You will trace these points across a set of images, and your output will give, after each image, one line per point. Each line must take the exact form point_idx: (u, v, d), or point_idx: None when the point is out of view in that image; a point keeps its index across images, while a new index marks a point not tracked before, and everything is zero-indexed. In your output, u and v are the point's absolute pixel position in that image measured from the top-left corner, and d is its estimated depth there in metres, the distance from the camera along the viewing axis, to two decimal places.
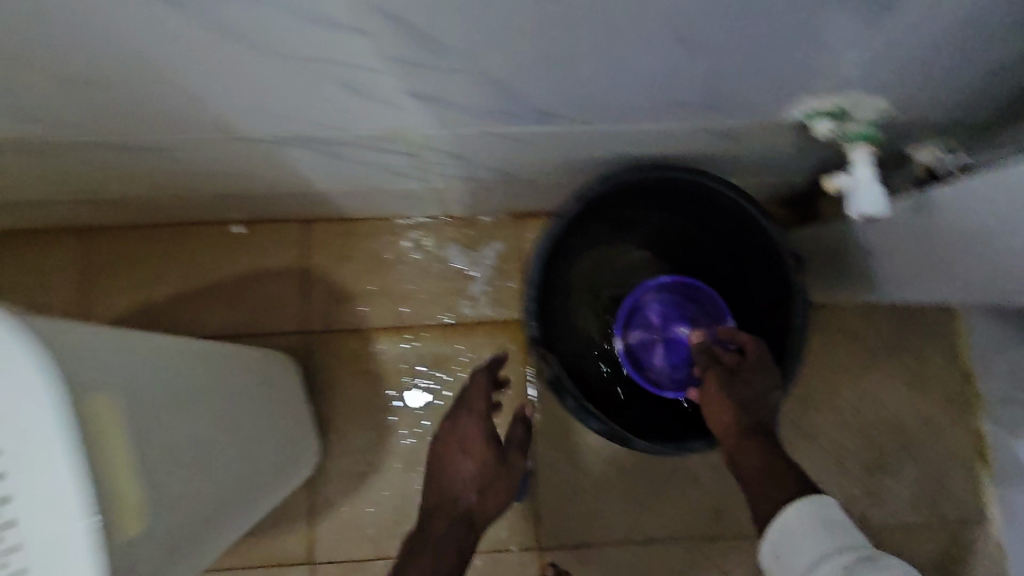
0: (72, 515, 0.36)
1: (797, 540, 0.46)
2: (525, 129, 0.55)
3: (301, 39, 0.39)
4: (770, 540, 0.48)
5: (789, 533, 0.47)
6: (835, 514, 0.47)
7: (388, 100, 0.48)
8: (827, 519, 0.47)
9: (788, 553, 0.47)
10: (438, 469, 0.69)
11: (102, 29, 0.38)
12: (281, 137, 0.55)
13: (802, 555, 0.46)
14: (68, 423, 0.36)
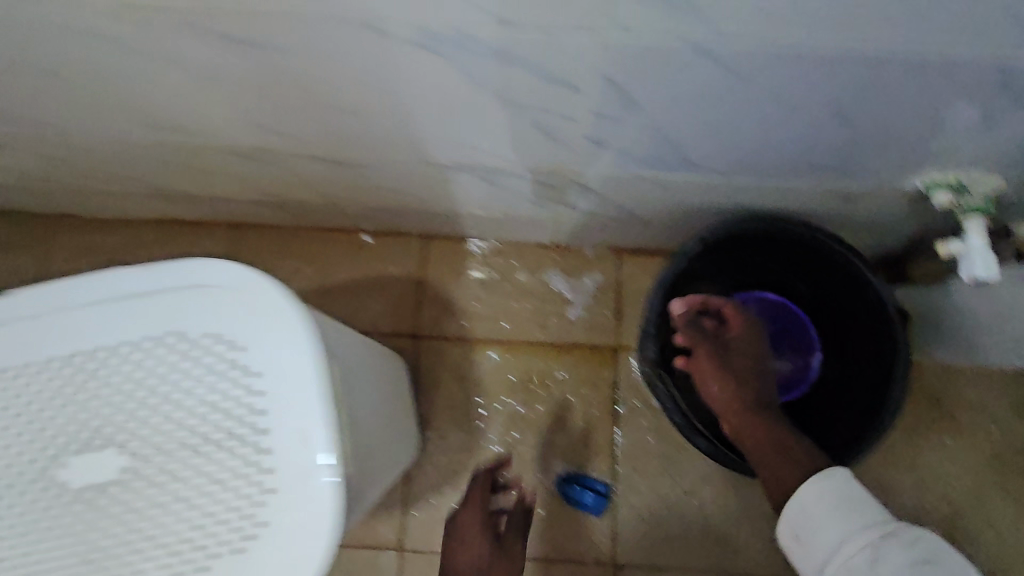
0: (316, 458, 0.45)
1: (816, 521, 0.53)
2: (670, 175, 0.64)
3: (525, 90, 0.49)
4: (790, 521, 0.55)
5: (806, 513, 0.54)
6: (844, 485, 0.53)
7: (567, 140, 0.57)
8: (839, 494, 0.53)
9: (808, 533, 0.53)
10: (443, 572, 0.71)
11: (376, 74, 0.49)
12: (460, 162, 0.66)
13: (823, 535, 0.52)
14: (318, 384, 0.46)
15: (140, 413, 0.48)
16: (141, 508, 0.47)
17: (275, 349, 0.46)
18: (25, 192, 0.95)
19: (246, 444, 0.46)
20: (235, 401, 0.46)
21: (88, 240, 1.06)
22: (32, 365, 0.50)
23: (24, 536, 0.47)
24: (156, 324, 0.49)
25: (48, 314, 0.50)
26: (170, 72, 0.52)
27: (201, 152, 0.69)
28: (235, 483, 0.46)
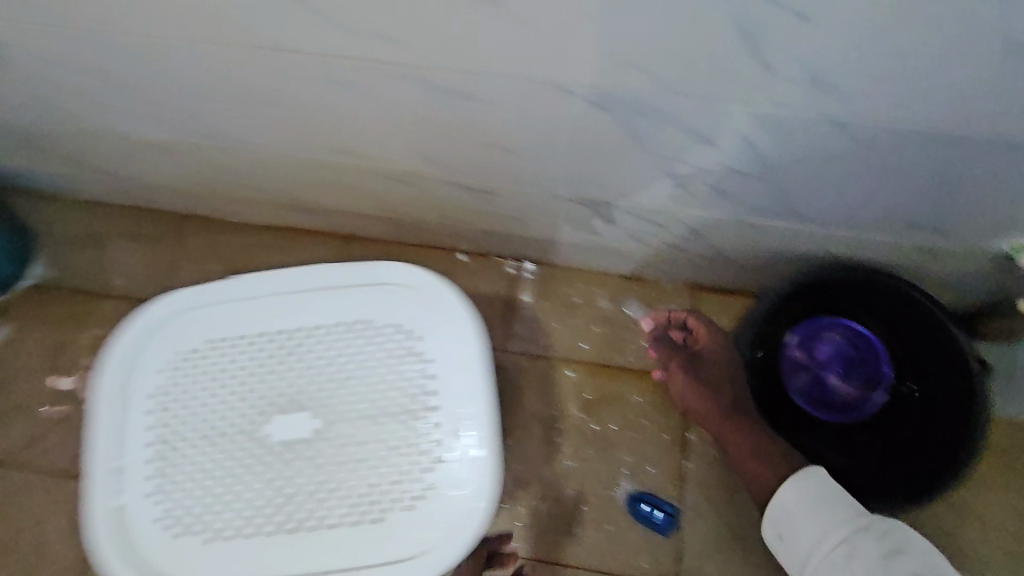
0: (479, 441, 0.55)
1: (796, 520, 0.64)
2: (772, 222, 0.72)
3: (665, 142, 0.58)
4: (774, 521, 0.66)
5: (786, 512, 0.66)
6: (818, 490, 0.65)
7: (688, 185, 0.66)
8: (813, 496, 0.65)
9: (790, 531, 0.65)
10: None
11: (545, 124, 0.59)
12: (583, 197, 0.75)
13: (801, 531, 0.63)
14: (485, 382, 0.56)
15: (328, 384, 0.56)
16: (324, 466, 0.54)
17: (455, 341, 0.57)
18: (176, 195, 1.09)
19: (424, 418, 0.55)
20: (416, 382, 0.56)
21: (216, 240, 1.20)
22: (235, 337, 0.58)
23: (213, 484, 0.54)
24: (349, 311, 0.58)
25: (251, 295, 0.59)
26: (367, 110, 0.63)
27: (356, 174, 0.81)
28: (412, 450, 0.54)
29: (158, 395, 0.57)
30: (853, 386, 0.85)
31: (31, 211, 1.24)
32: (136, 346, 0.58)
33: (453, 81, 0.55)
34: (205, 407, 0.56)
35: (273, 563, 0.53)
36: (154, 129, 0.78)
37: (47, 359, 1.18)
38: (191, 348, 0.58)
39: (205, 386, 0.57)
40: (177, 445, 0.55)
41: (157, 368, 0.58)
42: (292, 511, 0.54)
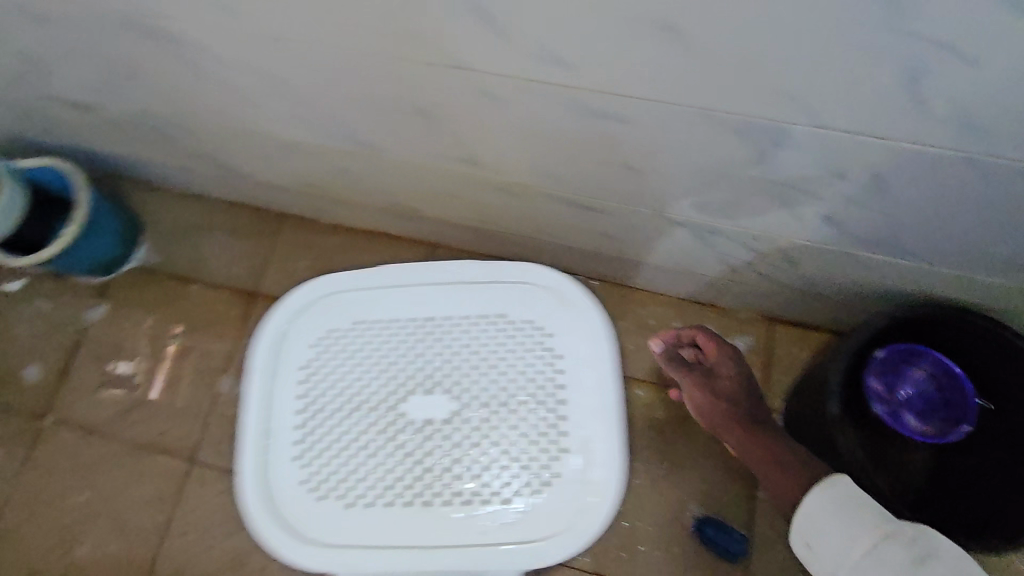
0: (613, 435, 0.59)
1: (822, 529, 0.63)
2: (877, 256, 0.75)
3: (794, 173, 0.62)
4: (801, 532, 0.66)
5: (811, 520, 0.65)
6: (843, 496, 0.64)
7: (803, 215, 0.70)
8: (838, 502, 0.64)
9: (817, 541, 0.64)
10: None
11: (682, 146, 0.63)
12: (691, 220, 0.79)
13: (829, 541, 0.62)
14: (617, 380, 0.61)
15: (464, 372, 0.60)
16: (458, 448, 0.58)
17: (583, 341, 0.62)
18: (283, 194, 1.17)
19: (552, 411, 0.59)
20: (545, 376, 0.60)
21: (309, 240, 1.28)
22: (377, 320, 0.63)
23: (355, 455, 0.58)
24: (485, 305, 0.63)
25: (394, 283, 0.64)
26: (509, 127, 0.68)
27: (471, 185, 0.86)
28: (540, 440, 0.58)
29: (306, 369, 0.61)
30: (927, 423, 0.85)
31: (142, 200, 1.33)
32: (285, 322, 0.63)
33: (605, 105, 0.60)
34: (349, 383, 0.60)
35: (407, 535, 0.57)
36: (293, 132, 0.85)
37: (144, 338, 1.25)
38: (336, 327, 0.63)
39: (348, 363, 0.61)
40: (323, 416, 0.60)
41: (308, 344, 0.62)
42: (426, 488, 0.58)
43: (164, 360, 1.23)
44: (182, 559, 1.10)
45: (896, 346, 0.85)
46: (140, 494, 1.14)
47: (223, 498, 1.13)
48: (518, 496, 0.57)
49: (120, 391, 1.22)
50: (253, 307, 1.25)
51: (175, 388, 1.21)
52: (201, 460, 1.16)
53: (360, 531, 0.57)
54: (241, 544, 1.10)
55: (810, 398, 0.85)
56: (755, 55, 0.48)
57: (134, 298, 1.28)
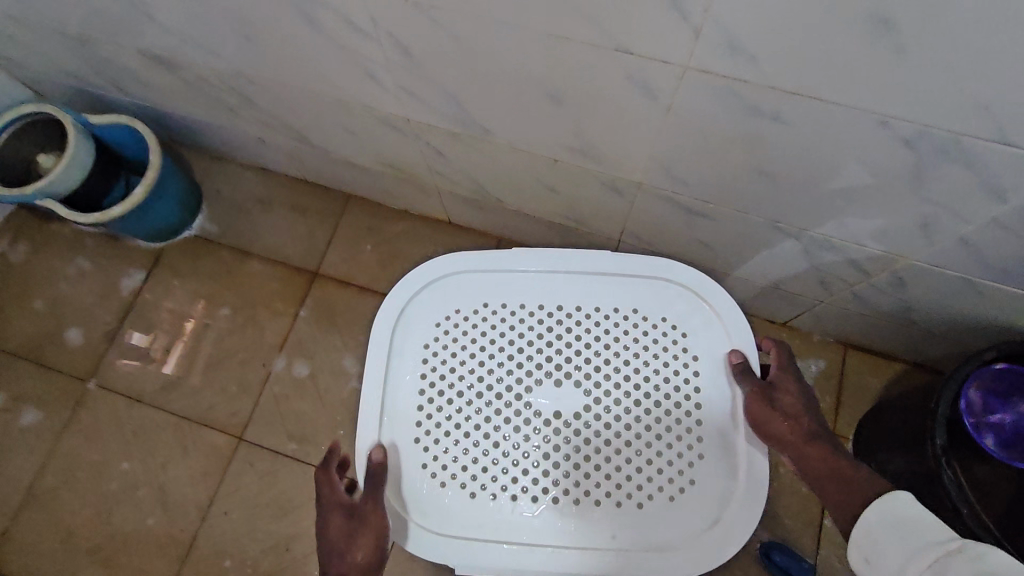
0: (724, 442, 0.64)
1: (882, 543, 0.53)
2: (1000, 286, 0.73)
3: (945, 187, 0.60)
4: (857, 546, 0.55)
5: (869, 533, 0.54)
6: (911, 509, 0.53)
7: (936, 235, 0.68)
8: (902, 514, 0.53)
9: (875, 557, 0.53)
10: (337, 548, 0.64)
11: (833, 151, 0.61)
12: (807, 232, 0.77)
13: (889, 557, 0.52)
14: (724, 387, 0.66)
15: (605, 368, 0.66)
16: (578, 439, 0.63)
17: (719, 345, 0.67)
18: (357, 173, 1.14)
19: (686, 415, 0.64)
20: (682, 378, 0.66)
21: (373, 222, 1.24)
22: (523, 310, 0.69)
23: (502, 440, 0.64)
24: (625, 304, 0.69)
25: (540, 276, 0.70)
26: (645, 118, 0.66)
27: (574, 177, 0.84)
28: (678, 441, 0.63)
29: (458, 353, 0.68)
30: (1000, 451, 0.79)
31: (204, 169, 1.31)
32: (440, 306, 0.70)
33: (766, 101, 0.58)
34: (498, 370, 0.66)
35: (548, 520, 0.62)
36: (400, 106, 0.82)
37: (196, 308, 1.22)
38: (485, 314, 0.69)
39: (497, 351, 0.67)
40: (473, 399, 0.65)
41: (431, 330, 0.69)
42: (566, 477, 0.63)
43: (180, 336, 1.20)
44: (223, 539, 1.06)
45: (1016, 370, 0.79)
46: (184, 467, 1.11)
47: (268, 480, 1.09)
48: (655, 494, 0.62)
49: (168, 360, 1.18)
50: (310, 286, 1.21)
51: (226, 361, 1.17)
52: (247, 438, 1.12)
53: (504, 514, 0.62)
54: (285, 528, 1.06)
55: (914, 443, 0.82)
56: (962, 57, 0.47)
57: (188, 266, 1.25)
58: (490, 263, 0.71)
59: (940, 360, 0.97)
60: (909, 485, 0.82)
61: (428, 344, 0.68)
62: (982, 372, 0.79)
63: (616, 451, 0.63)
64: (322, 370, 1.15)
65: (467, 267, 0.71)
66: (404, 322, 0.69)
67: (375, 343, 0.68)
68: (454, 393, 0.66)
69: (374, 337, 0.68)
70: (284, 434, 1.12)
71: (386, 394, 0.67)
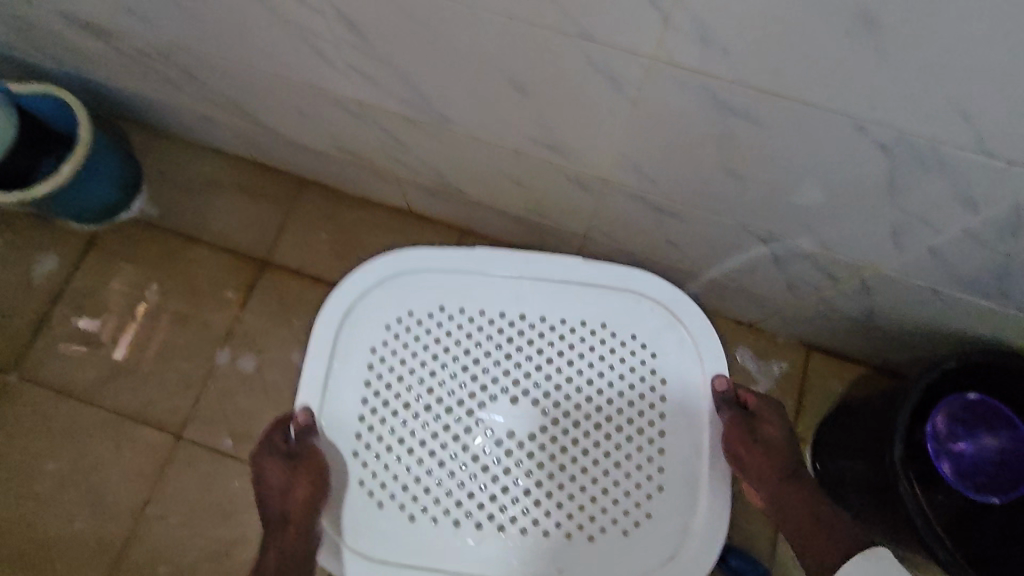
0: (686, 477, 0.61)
1: None
2: (965, 296, 0.71)
3: (917, 196, 0.58)
4: None
5: None
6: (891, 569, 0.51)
7: (904, 243, 0.66)
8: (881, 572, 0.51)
9: None
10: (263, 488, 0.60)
11: (805, 154, 0.58)
12: (776, 235, 0.74)
13: None
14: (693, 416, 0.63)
15: (566, 387, 0.63)
16: (530, 462, 0.61)
17: (690, 370, 0.64)
18: (310, 156, 1.07)
19: (647, 445, 0.62)
20: (648, 401, 0.63)
21: (328, 209, 1.17)
22: (482, 318, 0.65)
23: (449, 460, 0.60)
24: (593, 318, 0.66)
25: (504, 281, 0.66)
26: (611, 111, 0.62)
27: (536, 169, 0.79)
28: (637, 470, 0.61)
29: (409, 361, 0.64)
30: (958, 480, 0.79)
31: (145, 145, 1.21)
32: (392, 305, 0.66)
33: (738, 98, 0.54)
34: (450, 382, 0.63)
35: (491, 549, 0.59)
36: (350, 86, 0.76)
37: (133, 296, 1.13)
38: (441, 321, 0.65)
39: (451, 361, 0.64)
40: (419, 413, 0.62)
41: (380, 333, 0.65)
42: (514, 504, 0.60)
43: (135, 317, 1.12)
44: (159, 544, 1.00)
45: (986, 402, 0.79)
46: (117, 467, 1.04)
47: (209, 482, 1.03)
48: (608, 527, 0.60)
49: (102, 351, 1.10)
50: (260, 275, 1.14)
51: (166, 354, 1.10)
52: (187, 437, 1.05)
53: (444, 541, 0.59)
54: (227, 533, 1.00)
55: (873, 452, 0.81)
56: (944, 60, 0.43)
57: (126, 251, 1.16)
58: (453, 265, 0.67)
59: (901, 365, 0.97)
60: (870, 494, 0.82)
61: (375, 348, 0.64)
62: (947, 398, 0.79)
63: (569, 478, 0.60)
64: (270, 364, 1.09)
65: (426, 266, 0.67)
66: (351, 322, 0.65)
67: (317, 342, 0.64)
68: (401, 405, 0.62)
69: (315, 334, 0.63)
70: (228, 433, 1.05)
71: (325, 399, 0.63)
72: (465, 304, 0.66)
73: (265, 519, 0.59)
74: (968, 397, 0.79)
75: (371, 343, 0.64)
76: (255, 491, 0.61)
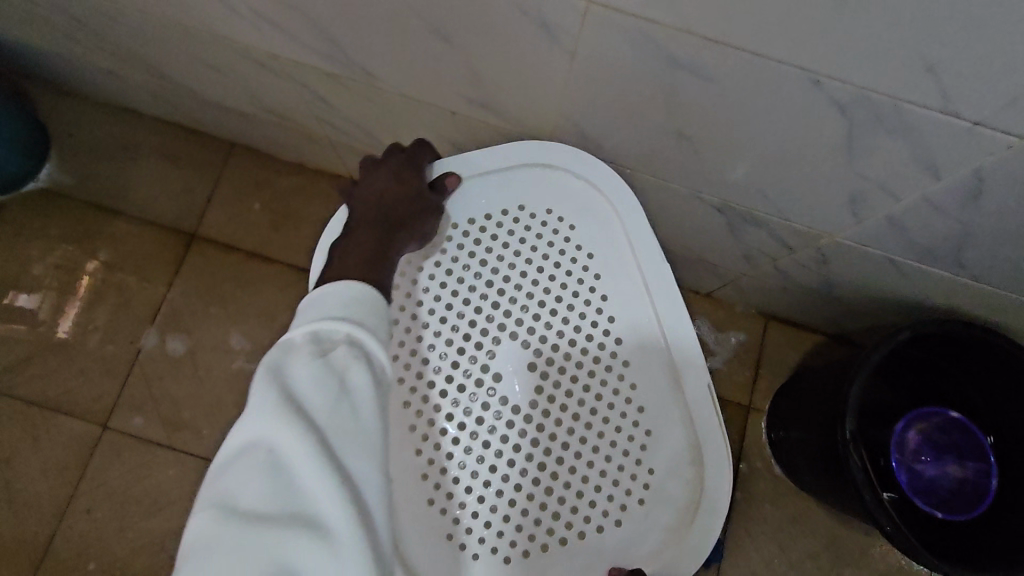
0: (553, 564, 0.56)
1: None
2: (924, 268, 0.68)
3: (875, 160, 0.53)
4: None
5: None
6: None
7: (862, 212, 0.62)
8: None
9: None
10: (382, 186, 0.60)
11: (759, 116, 0.53)
12: (730, 204, 0.69)
13: None
14: (612, 549, 0.56)
15: (566, 422, 0.58)
16: (481, 422, 0.58)
17: (634, 548, 0.56)
18: (237, 119, 0.97)
19: (548, 521, 0.57)
20: (594, 518, 0.57)
21: (263, 176, 1.08)
22: (586, 293, 0.61)
23: (443, 328, 0.60)
24: (652, 419, 0.59)
25: (637, 293, 0.61)
26: (549, 66, 0.55)
27: (477, 134, 0.72)
28: (517, 531, 0.56)
29: (494, 249, 0.62)
30: (914, 489, 0.79)
31: (52, 106, 1.09)
32: (554, 195, 0.63)
33: (684, 50, 0.48)
34: (499, 295, 0.61)
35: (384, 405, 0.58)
36: (262, 38, 0.67)
37: (48, 274, 1.03)
38: (561, 260, 0.62)
39: (512, 287, 0.61)
40: (459, 290, 0.61)
41: (529, 197, 0.63)
42: (436, 409, 0.58)
43: (79, 293, 1.03)
44: (86, 539, 0.94)
45: (966, 427, 0.80)
46: (37, 458, 0.96)
47: (139, 473, 0.96)
48: (447, 512, 0.57)
49: (14, 336, 1.01)
50: (188, 250, 1.05)
51: (87, 336, 1.01)
52: (113, 426, 0.98)
53: None
54: (160, 525, 0.94)
55: (823, 425, 0.80)
56: (913, 7, 0.38)
57: (36, 225, 1.05)
58: (617, 229, 0.62)
59: (857, 335, 0.96)
60: (825, 465, 0.80)
61: (517, 209, 0.63)
62: (925, 412, 0.81)
63: (479, 460, 0.57)
64: (202, 347, 1.01)
65: (627, 204, 0.62)
66: (536, 166, 0.63)
67: (515, 151, 0.63)
68: (463, 260, 0.62)
69: (549, 147, 0.62)
70: (158, 422, 0.98)
71: (467, 172, 0.62)
72: (597, 279, 0.62)
73: (369, 216, 0.58)
74: (948, 414, 0.80)
75: (523, 202, 0.63)
76: (366, 185, 0.60)
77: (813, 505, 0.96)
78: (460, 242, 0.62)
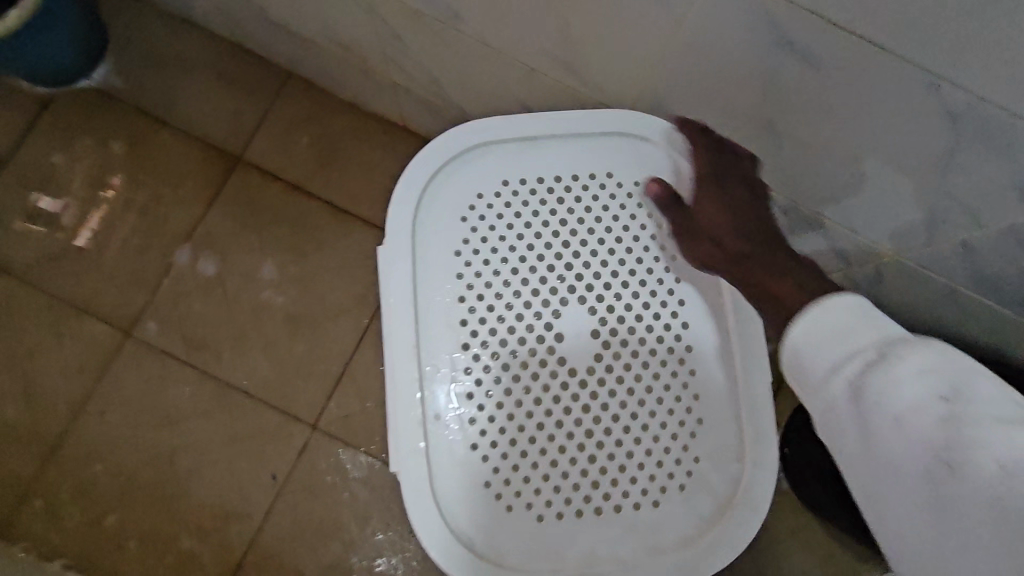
0: (587, 530, 0.54)
1: (812, 353, 0.47)
2: (981, 301, 0.67)
3: (969, 179, 0.51)
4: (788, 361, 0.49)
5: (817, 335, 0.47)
6: (842, 316, 0.46)
7: (935, 232, 0.60)
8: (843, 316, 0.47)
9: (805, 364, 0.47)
10: None
11: (859, 113, 0.51)
12: (797, 203, 0.67)
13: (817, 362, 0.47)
14: (648, 528, 0.54)
15: (622, 395, 0.55)
16: (536, 378, 0.55)
17: (669, 529, 0.55)
18: (300, 46, 0.95)
19: (589, 486, 0.54)
20: (632, 494, 0.55)
21: (315, 109, 1.06)
22: (660, 271, 0.59)
23: (512, 278, 0.57)
24: (706, 408, 0.56)
25: (712, 281, 0.59)
26: (647, 29, 0.53)
27: (552, 93, 0.70)
28: (556, 492, 0.54)
29: (574, 209, 0.59)
30: None
31: (116, 7, 1.07)
32: (643, 170, 0.61)
33: (800, 32, 0.46)
34: (574, 257, 0.58)
35: (442, 343, 0.56)
36: None
37: (90, 174, 1.03)
38: (640, 235, 0.59)
39: (587, 251, 0.58)
40: (533, 243, 0.58)
41: (618, 168, 0.61)
42: (492, 356, 0.55)
43: (103, 202, 1.02)
44: (96, 440, 0.95)
45: None
46: (58, 356, 0.97)
47: (155, 386, 0.97)
48: (488, 460, 0.54)
49: (50, 230, 1.01)
50: (232, 172, 1.04)
51: (121, 243, 1.01)
52: (136, 335, 0.98)
53: (444, 294, 0.57)
54: (169, 439, 0.95)
55: None
56: None
57: (85, 124, 1.04)
58: None
59: None
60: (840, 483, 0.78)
61: (604, 177, 0.61)
62: None
63: (528, 415, 0.55)
64: (232, 271, 1.01)
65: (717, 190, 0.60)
66: (630, 139, 0.61)
67: (612, 119, 0.61)
68: (542, 214, 0.59)
69: (649, 122, 0.61)
70: (180, 338, 0.98)
71: (561, 131, 0.61)
72: (674, 261, 0.59)
73: None
74: None
75: (611, 170, 0.61)
76: None
77: (813, 521, 0.96)
78: (543, 197, 0.60)
